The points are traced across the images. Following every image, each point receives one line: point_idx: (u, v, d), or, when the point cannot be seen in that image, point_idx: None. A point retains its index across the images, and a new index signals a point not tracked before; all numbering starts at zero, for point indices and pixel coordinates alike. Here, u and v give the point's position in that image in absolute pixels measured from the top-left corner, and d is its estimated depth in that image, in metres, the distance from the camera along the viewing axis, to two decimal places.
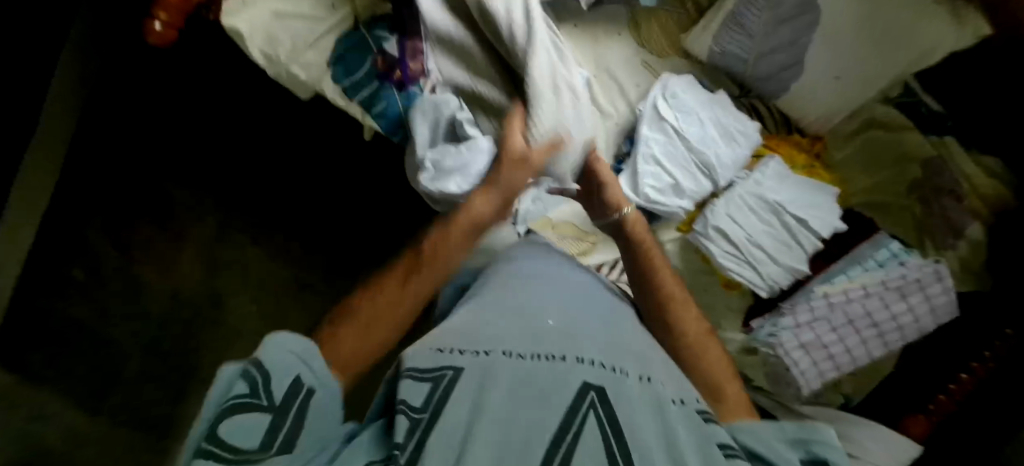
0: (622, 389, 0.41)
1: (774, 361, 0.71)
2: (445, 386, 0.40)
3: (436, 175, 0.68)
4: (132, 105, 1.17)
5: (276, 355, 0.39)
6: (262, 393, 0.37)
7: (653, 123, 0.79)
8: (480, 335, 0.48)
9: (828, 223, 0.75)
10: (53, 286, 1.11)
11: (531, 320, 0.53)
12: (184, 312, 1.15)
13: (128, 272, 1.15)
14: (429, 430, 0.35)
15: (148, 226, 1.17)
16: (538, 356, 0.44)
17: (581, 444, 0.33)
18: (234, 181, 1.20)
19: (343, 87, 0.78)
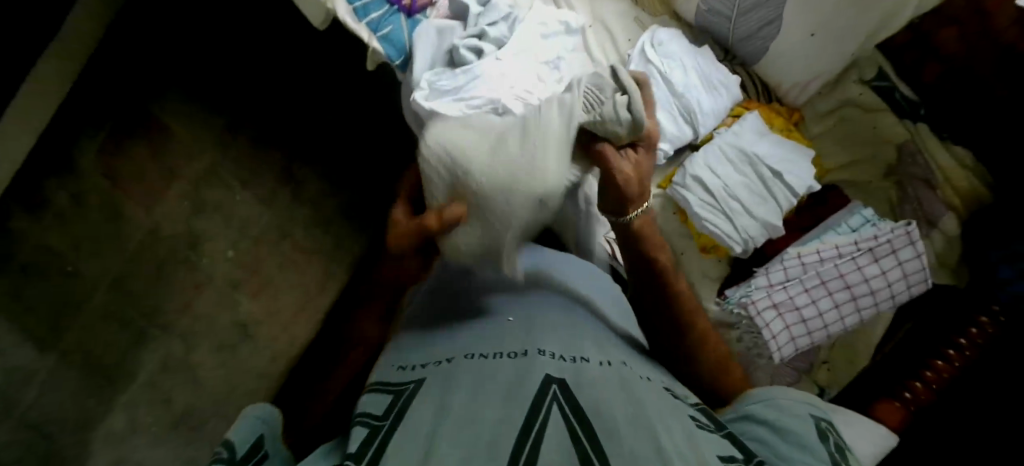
0: (585, 380, 0.40)
1: (752, 322, 0.87)
2: (406, 395, 0.42)
3: (431, 94, 0.76)
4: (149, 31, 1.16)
5: (245, 421, 0.42)
6: (225, 451, 0.39)
7: (641, 67, 0.86)
8: (445, 348, 0.52)
9: (803, 182, 0.86)
10: (29, 207, 1.07)
11: (498, 321, 0.56)
12: (161, 251, 1.13)
13: (112, 202, 1.12)
14: (391, 431, 0.35)
15: (140, 155, 1.14)
16: (502, 356, 0.46)
17: (547, 429, 0.32)
18: (235, 119, 1.19)
19: (354, 8, 0.81)
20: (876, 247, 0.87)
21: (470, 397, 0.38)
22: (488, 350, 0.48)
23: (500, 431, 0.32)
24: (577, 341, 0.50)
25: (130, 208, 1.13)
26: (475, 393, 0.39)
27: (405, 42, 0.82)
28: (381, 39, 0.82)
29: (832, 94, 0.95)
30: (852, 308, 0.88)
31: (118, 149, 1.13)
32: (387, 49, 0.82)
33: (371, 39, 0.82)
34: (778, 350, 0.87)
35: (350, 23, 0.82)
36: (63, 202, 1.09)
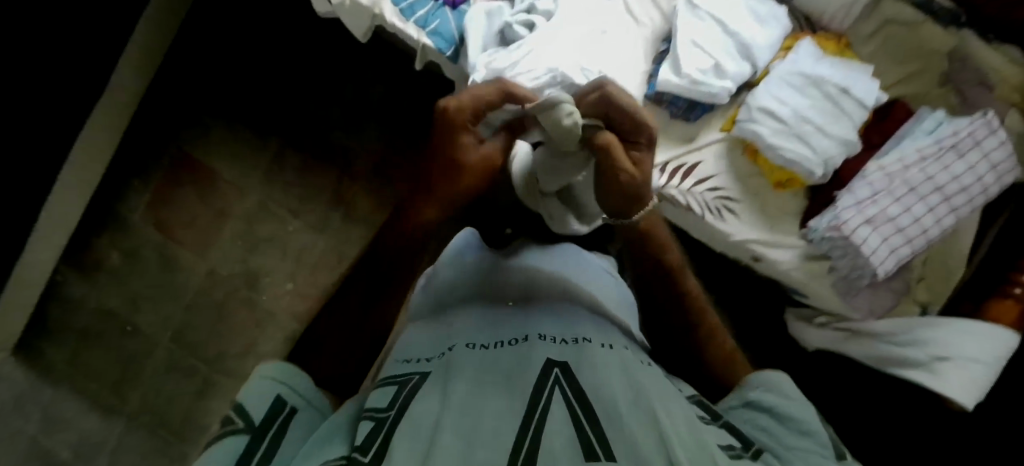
0: (593, 359, 0.32)
1: (845, 244, 0.75)
2: (412, 385, 0.32)
3: (490, 74, 0.71)
4: (190, 88, 1.23)
5: (258, 383, 0.39)
6: (239, 419, 0.35)
7: (688, 10, 0.77)
8: (440, 332, 0.40)
9: (873, 93, 0.77)
10: (88, 268, 1.18)
11: (488, 306, 0.44)
12: (221, 292, 1.18)
13: (168, 253, 1.19)
14: (395, 425, 0.28)
15: (193, 207, 1.21)
16: (497, 342, 0.36)
17: (548, 421, 0.25)
18: (277, 158, 1.22)
19: (400, 9, 0.79)
20: (959, 142, 0.77)
21: (462, 381, 0.30)
22: (479, 338, 0.37)
23: (496, 431, 0.25)
24: (581, 318, 0.40)
25: (179, 255, 1.19)
26: (469, 378, 0.30)
27: (454, 34, 0.79)
28: (428, 34, 0.79)
29: (874, 14, 0.84)
30: (950, 211, 0.75)
31: (167, 201, 1.21)
32: (437, 42, 0.79)
33: (422, 38, 0.79)
34: (882, 266, 0.74)
35: (398, 27, 0.80)
36: (115, 258, 1.18)
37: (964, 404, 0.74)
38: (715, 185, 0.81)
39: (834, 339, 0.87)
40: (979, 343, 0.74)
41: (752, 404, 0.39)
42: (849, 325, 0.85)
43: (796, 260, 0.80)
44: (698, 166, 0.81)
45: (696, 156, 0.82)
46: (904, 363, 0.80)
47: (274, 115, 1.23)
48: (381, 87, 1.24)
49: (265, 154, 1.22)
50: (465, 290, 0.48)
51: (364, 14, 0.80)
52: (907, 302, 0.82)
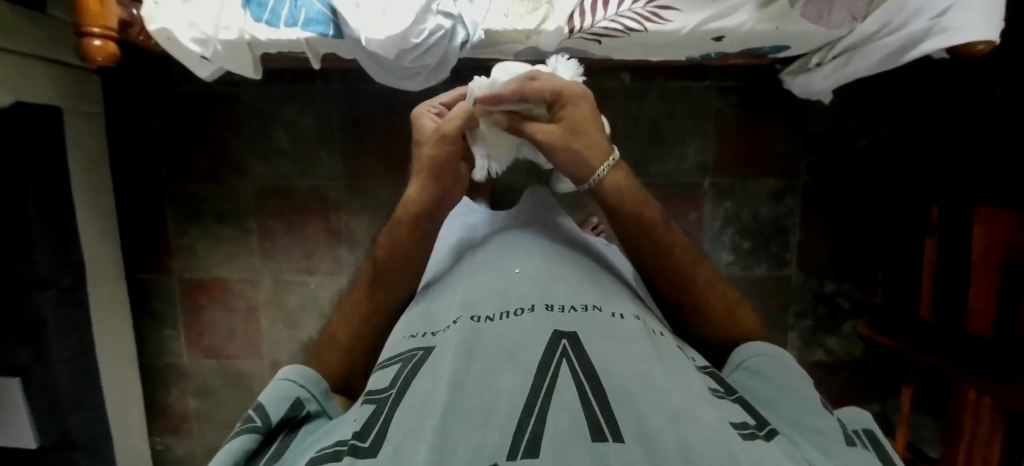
0: (598, 333, 0.32)
1: None
2: (416, 362, 0.33)
3: (383, 27, 0.63)
4: (120, 163, 1.01)
5: (277, 385, 0.36)
6: (257, 417, 0.33)
7: None
8: (448, 305, 0.40)
9: None
10: (178, 373, 1.07)
11: (496, 270, 0.42)
12: (248, 355, 1.05)
13: (167, 345, 1.06)
14: (397, 405, 0.28)
15: (176, 287, 1.04)
16: (504, 312, 0.35)
17: (556, 396, 0.26)
18: (240, 198, 1.01)
19: (265, 23, 0.67)
20: None
21: (465, 360, 0.30)
22: (486, 308, 0.36)
23: (505, 405, 0.26)
24: (587, 283, 0.40)
25: (240, 365, 1.06)
26: (467, 357, 0.30)
27: (325, 11, 0.68)
28: (304, 27, 0.68)
29: None
30: None
31: (204, 330, 1.05)
32: (316, 30, 0.68)
33: (299, 35, 0.68)
34: None
35: (273, 39, 0.68)
36: (193, 402, 1.08)
37: (987, 40, 0.59)
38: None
39: (836, 74, 0.72)
40: (980, 10, 0.58)
41: (759, 372, 0.36)
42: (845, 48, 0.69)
43: (758, 19, 0.65)
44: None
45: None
46: (912, 45, 0.63)
47: (191, 184, 1.01)
48: (306, 112, 0.98)
49: (205, 223, 1.02)
50: (471, 258, 0.47)
51: (242, 48, 0.69)
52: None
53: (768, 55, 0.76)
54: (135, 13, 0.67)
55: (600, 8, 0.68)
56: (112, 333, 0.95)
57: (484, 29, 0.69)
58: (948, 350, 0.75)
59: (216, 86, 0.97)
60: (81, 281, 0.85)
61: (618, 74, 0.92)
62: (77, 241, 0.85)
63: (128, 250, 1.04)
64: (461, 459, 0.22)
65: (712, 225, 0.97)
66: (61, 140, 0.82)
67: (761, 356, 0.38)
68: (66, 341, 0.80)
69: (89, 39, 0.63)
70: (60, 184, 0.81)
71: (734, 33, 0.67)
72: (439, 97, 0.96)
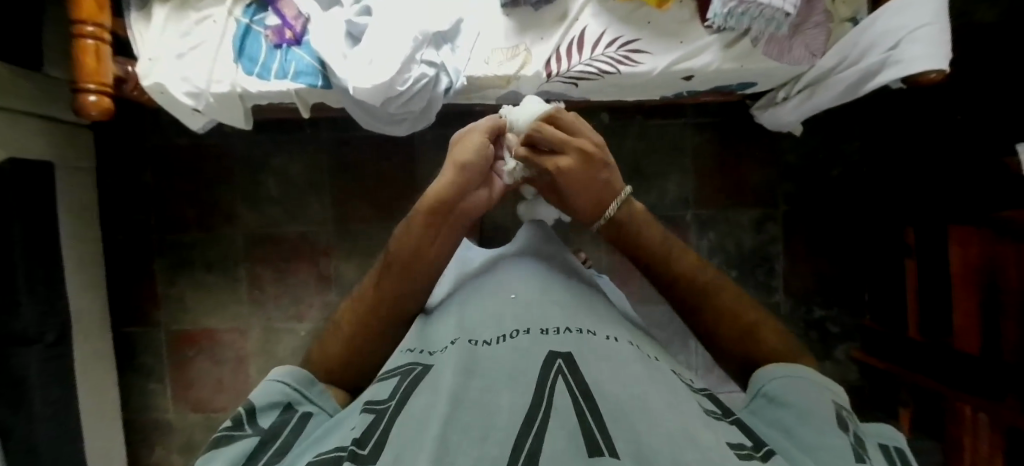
0: (594, 355, 0.32)
1: (757, 15, 0.65)
2: (414, 377, 0.33)
3: (369, 75, 0.66)
4: (111, 215, 1.01)
5: (266, 387, 0.36)
6: (247, 423, 0.32)
7: None
8: (445, 327, 0.40)
9: None
10: (162, 428, 1.03)
11: (493, 296, 0.42)
12: (235, 406, 1.02)
13: (152, 399, 1.03)
14: (397, 415, 0.28)
15: (163, 338, 1.02)
16: (501, 333, 0.35)
17: (552, 413, 0.26)
18: (230, 246, 1.01)
19: (256, 75, 0.70)
20: None
21: (462, 377, 0.30)
22: (484, 330, 0.36)
23: (503, 420, 0.26)
24: (581, 308, 0.40)
25: (226, 418, 1.02)
26: (466, 376, 0.30)
27: (314, 63, 0.71)
28: (294, 78, 0.71)
29: None
30: None
31: (190, 382, 1.02)
32: (305, 81, 0.71)
33: (289, 86, 0.71)
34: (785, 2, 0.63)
35: (263, 91, 0.71)
36: (177, 459, 1.03)
37: (938, 69, 0.61)
38: (617, 37, 0.71)
39: (801, 106, 0.77)
40: (928, 42, 0.61)
41: (775, 398, 0.36)
42: (806, 83, 0.74)
43: (723, 58, 0.70)
44: (584, 31, 0.72)
45: (577, 26, 0.72)
46: (871, 75, 0.66)
47: (181, 234, 1.01)
48: (296, 159, 1.00)
49: (194, 272, 1.02)
50: (468, 285, 0.48)
51: (233, 100, 0.72)
52: (834, 24, 0.70)
53: (738, 91, 0.80)
54: (130, 69, 0.69)
55: (576, 52, 0.72)
56: (96, 388, 0.93)
57: (467, 75, 0.72)
58: (942, 371, 0.75)
59: (209, 138, 1.00)
60: (66, 335, 0.83)
61: (597, 114, 0.96)
62: (63, 294, 0.84)
63: (115, 303, 1.02)
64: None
65: (699, 255, 0.98)
66: (52, 194, 0.83)
67: (777, 377, 0.37)
68: (48, 399, 0.78)
69: (85, 95, 0.65)
70: (49, 237, 0.81)
71: (703, 72, 0.71)
72: (427, 141, 0.99)
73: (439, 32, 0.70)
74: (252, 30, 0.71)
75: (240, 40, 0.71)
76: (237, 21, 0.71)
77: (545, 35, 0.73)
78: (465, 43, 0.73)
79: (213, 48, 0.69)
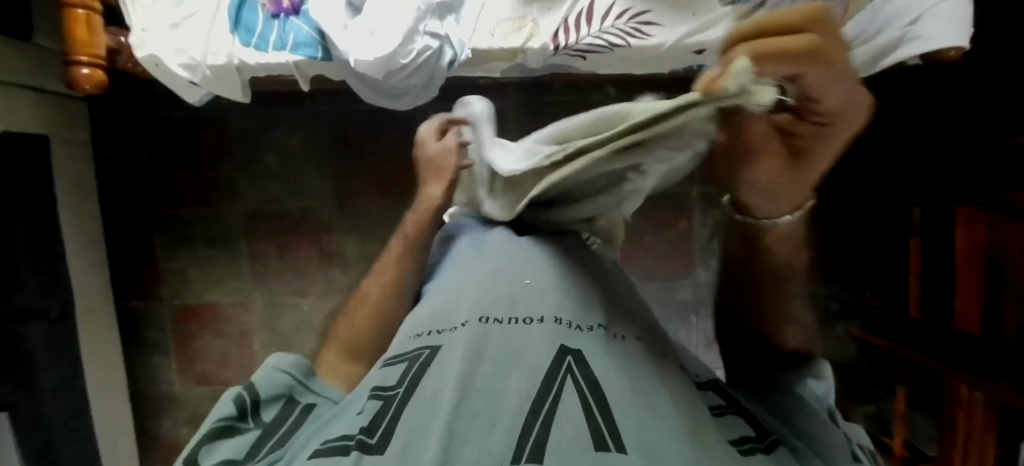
0: (606, 347, 0.32)
1: None
2: (423, 362, 0.33)
3: (372, 48, 0.64)
4: (108, 190, 1.00)
5: (263, 376, 0.36)
6: (249, 418, 0.34)
7: None
8: (454, 301, 0.39)
9: None
10: (169, 401, 1.05)
11: (506, 276, 0.40)
12: (240, 379, 1.03)
13: (158, 372, 1.04)
14: (406, 404, 0.29)
15: (166, 313, 1.03)
16: (512, 320, 0.34)
17: (559, 406, 0.27)
18: (231, 221, 1.00)
19: (253, 47, 0.68)
20: None
21: (471, 364, 0.30)
22: (495, 312, 0.36)
23: (510, 412, 0.27)
24: (599, 290, 0.39)
25: None
26: (476, 359, 0.30)
27: (313, 34, 0.68)
28: (292, 50, 0.68)
29: None
30: None
31: (195, 356, 1.03)
32: (304, 53, 0.68)
33: (288, 58, 0.68)
34: None
35: (261, 63, 0.69)
36: (185, 430, 1.05)
37: (958, 46, 0.60)
38: (628, 8, 0.69)
39: None
40: (947, 18, 0.60)
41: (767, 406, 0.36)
42: None
43: None
44: (594, 2, 0.70)
45: None
46: (888, 51, 0.65)
47: (181, 209, 1.00)
48: (295, 134, 0.98)
49: (195, 248, 1.01)
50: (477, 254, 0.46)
51: (230, 74, 0.69)
52: None
53: None
54: (123, 40, 0.67)
55: (584, 24, 0.69)
56: (102, 362, 0.94)
57: (471, 47, 0.70)
58: (937, 347, 0.76)
59: (205, 110, 0.97)
60: (70, 310, 0.84)
61: (604, 88, 0.95)
62: (64, 270, 0.83)
63: (117, 277, 1.02)
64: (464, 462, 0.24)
65: (702, 233, 0.98)
66: (48, 169, 0.82)
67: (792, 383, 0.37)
68: (55, 374, 0.79)
69: (78, 68, 0.63)
70: (48, 213, 0.80)
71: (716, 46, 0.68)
72: (429, 115, 0.96)
73: (443, 3, 0.68)
74: None
75: (236, 8, 0.68)
76: None
77: (552, 7, 0.71)
78: (469, 13, 0.70)
79: (209, 18, 0.67)
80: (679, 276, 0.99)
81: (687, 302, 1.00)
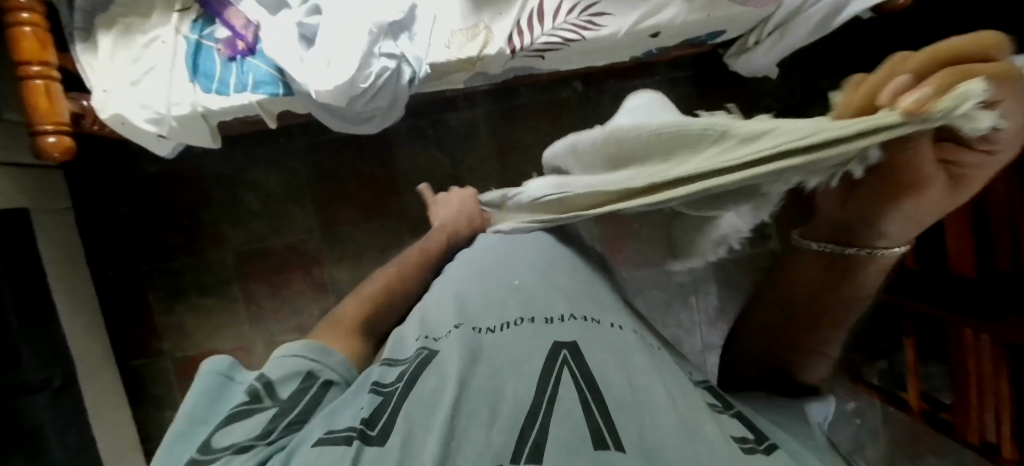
0: (598, 341, 0.33)
1: None
2: (420, 360, 0.33)
3: (331, 76, 0.65)
4: (96, 252, 1.00)
5: (284, 359, 0.37)
6: (266, 395, 0.34)
7: None
8: (448, 305, 0.40)
9: None
10: None
11: (497, 279, 0.42)
12: None
13: (168, 426, 1.04)
14: (405, 397, 0.29)
15: (169, 366, 1.03)
16: (504, 323, 0.36)
17: (557, 403, 0.27)
18: (221, 266, 1.01)
19: (214, 92, 0.69)
20: None
21: (468, 364, 0.31)
22: (487, 319, 0.37)
23: (508, 411, 0.27)
24: (586, 292, 0.40)
25: None
26: (473, 360, 0.31)
27: (272, 71, 0.69)
28: (254, 89, 0.69)
29: None
30: None
31: None
32: (266, 91, 0.69)
33: (250, 98, 0.69)
34: None
35: (225, 107, 0.69)
36: None
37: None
38: (577, 3, 0.69)
39: (776, 47, 0.74)
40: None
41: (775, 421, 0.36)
42: (777, 24, 0.71)
43: (689, 10, 0.68)
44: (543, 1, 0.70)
45: None
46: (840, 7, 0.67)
47: (170, 260, 1.00)
48: (272, 171, 0.99)
49: (189, 298, 1.01)
50: (462, 263, 0.48)
51: (196, 121, 0.70)
52: None
53: (707, 41, 0.78)
54: (86, 103, 0.68)
55: (537, 24, 0.70)
56: (111, 425, 0.93)
57: (429, 62, 0.71)
58: (936, 295, 0.76)
59: (181, 161, 0.98)
60: (73, 377, 0.84)
61: (570, 83, 0.95)
62: (62, 338, 0.83)
63: (116, 338, 1.02)
64: None
65: None
66: (32, 240, 0.82)
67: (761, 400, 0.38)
68: (65, 444, 0.78)
69: (44, 137, 0.64)
70: (38, 285, 0.81)
71: (669, 27, 0.69)
72: (402, 133, 0.97)
73: (394, 22, 0.68)
74: (202, 45, 0.69)
75: (193, 57, 0.69)
76: (186, 38, 0.69)
77: (503, 11, 0.71)
78: (422, 28, 0.71)
79: (166, 70, 0.67)
80: (673, 258, 0.99)
81: (684, 283, 0.99)
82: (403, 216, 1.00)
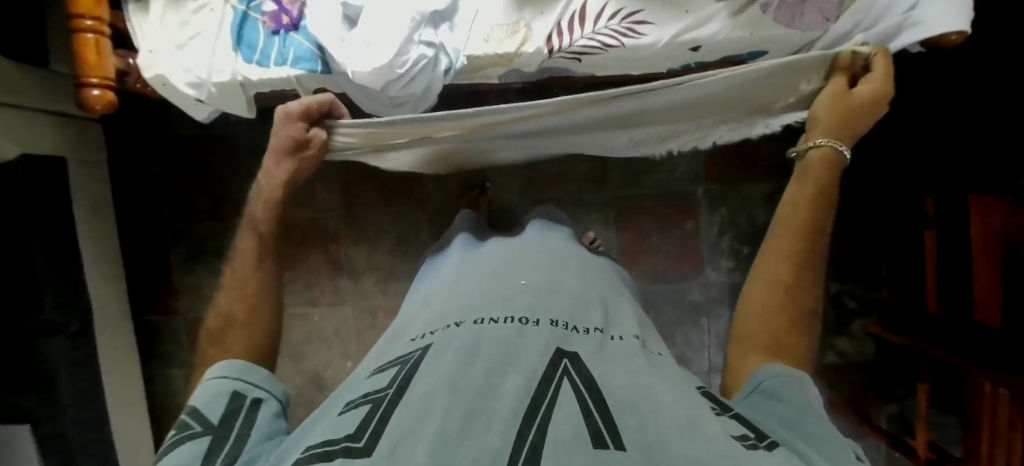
0: (597, 351, 0.33)
1: None
2: (414, 363, 0.33)
3: (372, 59, 0.66)
4: (125, 208, 1.03)
5: (210, 384, 0.34)
6: (195, 422, 0.31)
7: None
8: (452, 305, 0.41)
9: None
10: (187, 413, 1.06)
11: (502, 281, 0.43)
12: None
13: (175, 384, 1.06)
14: (396, 403, 0.28)
15: (182, 326, 1.05)
16: (507, 319, 0.36)
17: (557, 408, 0.26)
18: None
19: (255, 63, 0.70)
20: None
21: (464, 366, 0.30)
22: (491, 312, 0.38)
23: (507, 410, 0.26)
24: (589, 303, 0.41)
25: None
26: (468, 362, 0.31)
27: (313, 48, 0.70)
28: (294, 64, 0.70)
29: None
30: None
31: None
32: (305, 67, 0.70)
33: (289, 72, 0.70)
34: None
35: (264, 78, 0.71)
36: None
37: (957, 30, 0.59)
38: (620, 8, 0.69)
39: None
40: (947, 1, 0.60)
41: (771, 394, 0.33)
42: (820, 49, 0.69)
43: (732, 27, 0.67)
44: (586, 4, 0.70)
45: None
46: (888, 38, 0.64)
47: (194, 222, 1.03)
48: None
49: (208, 261, 1.04)
50: (469, 269, 0.48)
51: (234, 89, 0.72)
52: None
53: None
54: (132, 61, 0.70)
55: (578, 26, 0.70)
56: (121, 376, 0.96)
57: (467, 54, 0.71)
58: (957, 342, 0.73)
59: (215, 128, 1.00)
60: (90, 325, 0.86)
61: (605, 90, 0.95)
62: (83, 286, 0.86)
63: (135, 292, 1.05)
64: (461, 460, 0.21)
65: (709, 233, 0.97)
66: (66, 188, 0.84)
67: (779, 371, 0.34)
68: (76, 389, 0.81)
69: (89, 90, 0.66)
70: (67, 233, 0.84)
71: (710, 42, 0.69)
72: None
73: (437, 12, 0.69)
74: (249, 17, 0.71)
75: (238, 27, 0.70)
76: (234, 8, 0.71)
77: (545, 10, 0.71)
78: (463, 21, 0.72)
79: (213, 37, 0.69)
80: (689, 276, 0.98)
81: (698, 302, 0.98)
82: (424, 203, 1.00)
